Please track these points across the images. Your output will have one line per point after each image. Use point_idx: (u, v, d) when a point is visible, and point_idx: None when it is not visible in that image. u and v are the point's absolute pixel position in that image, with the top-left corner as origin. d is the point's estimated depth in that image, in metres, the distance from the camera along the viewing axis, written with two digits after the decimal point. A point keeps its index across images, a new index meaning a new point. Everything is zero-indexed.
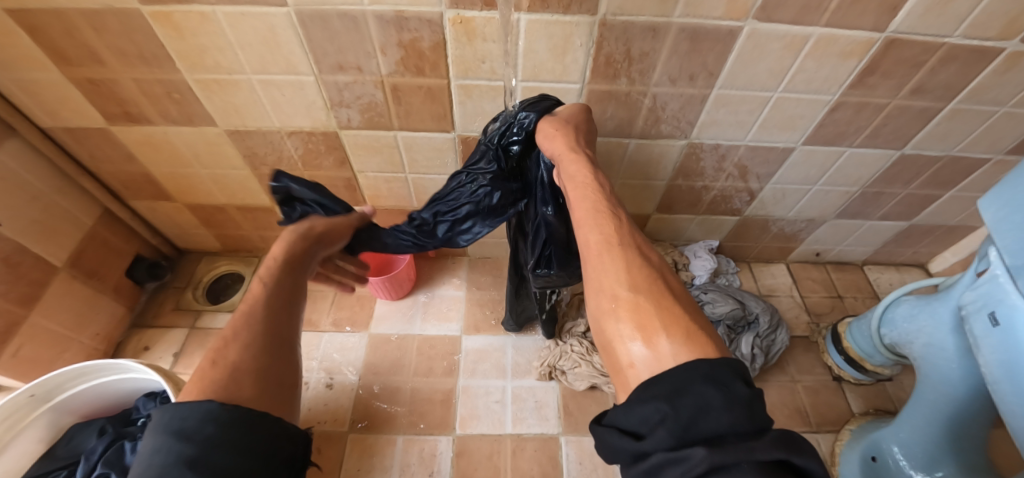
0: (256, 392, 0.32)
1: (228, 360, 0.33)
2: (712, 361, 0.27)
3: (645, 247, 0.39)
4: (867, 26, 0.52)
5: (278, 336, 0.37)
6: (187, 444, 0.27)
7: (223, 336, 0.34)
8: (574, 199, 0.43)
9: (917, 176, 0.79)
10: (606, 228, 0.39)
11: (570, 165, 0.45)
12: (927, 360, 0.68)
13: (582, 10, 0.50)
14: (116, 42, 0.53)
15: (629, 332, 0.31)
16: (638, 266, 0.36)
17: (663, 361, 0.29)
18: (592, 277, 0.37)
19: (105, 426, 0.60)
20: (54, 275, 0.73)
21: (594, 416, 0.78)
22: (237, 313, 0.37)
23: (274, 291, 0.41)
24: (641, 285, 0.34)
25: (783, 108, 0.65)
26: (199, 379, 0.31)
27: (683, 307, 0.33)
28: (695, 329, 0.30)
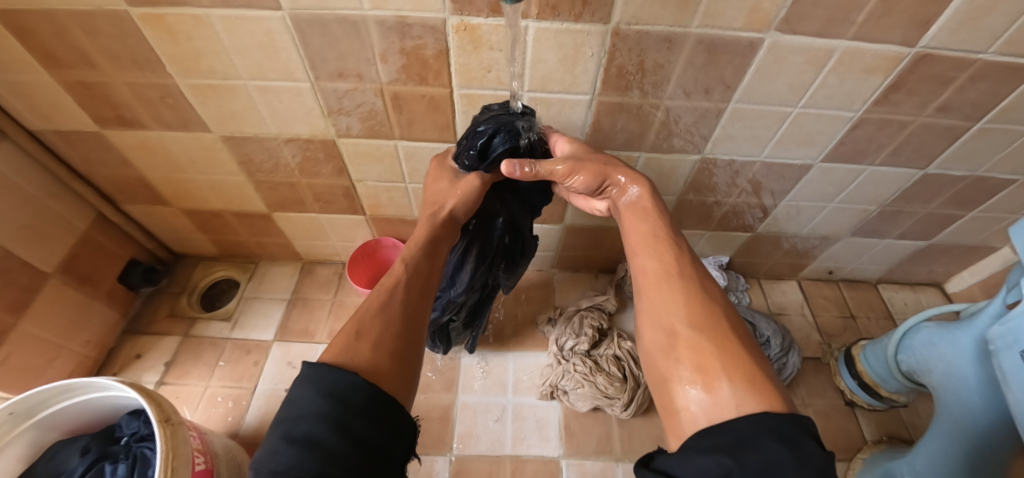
0: (390, 371, 0.34)
1: (369, 337, 0.37)
2: (775, 413, 0.27)
3: (706, 283, 0.41)
4: (895, 40, 0.49)
5: (404, 320, 0.40)
6: (336, 405, 0.28)
7: (360, 317, 0.39)
8: (631, 223, 0.48)
9: (937, 195, 0.75)
10: (666, 259, 0.43)
11: (628, 186, 0.50)
12: (948, 390, 0.64)
13: (594, 18, 0.47)
14: (107, 45, 0.51)
15: (687, 371, 0.34)
16: (698, 303, 0.38)
17: (723, 406, 0.30)
18: (650, 309, 0.40)
19: (88, 444, 0.59)
20: (45, 282, 0.71)
21: (596, 438, 0.75)
22: (380, 292, 0.43)
23: (411, 275, 0.46)
24: (702, 325, 0.36)
25: (802, 124, 0.62)
26: (343, 347, 0.35)
27: (746, 353, 0.34)
28: (758, 376, 0.31)
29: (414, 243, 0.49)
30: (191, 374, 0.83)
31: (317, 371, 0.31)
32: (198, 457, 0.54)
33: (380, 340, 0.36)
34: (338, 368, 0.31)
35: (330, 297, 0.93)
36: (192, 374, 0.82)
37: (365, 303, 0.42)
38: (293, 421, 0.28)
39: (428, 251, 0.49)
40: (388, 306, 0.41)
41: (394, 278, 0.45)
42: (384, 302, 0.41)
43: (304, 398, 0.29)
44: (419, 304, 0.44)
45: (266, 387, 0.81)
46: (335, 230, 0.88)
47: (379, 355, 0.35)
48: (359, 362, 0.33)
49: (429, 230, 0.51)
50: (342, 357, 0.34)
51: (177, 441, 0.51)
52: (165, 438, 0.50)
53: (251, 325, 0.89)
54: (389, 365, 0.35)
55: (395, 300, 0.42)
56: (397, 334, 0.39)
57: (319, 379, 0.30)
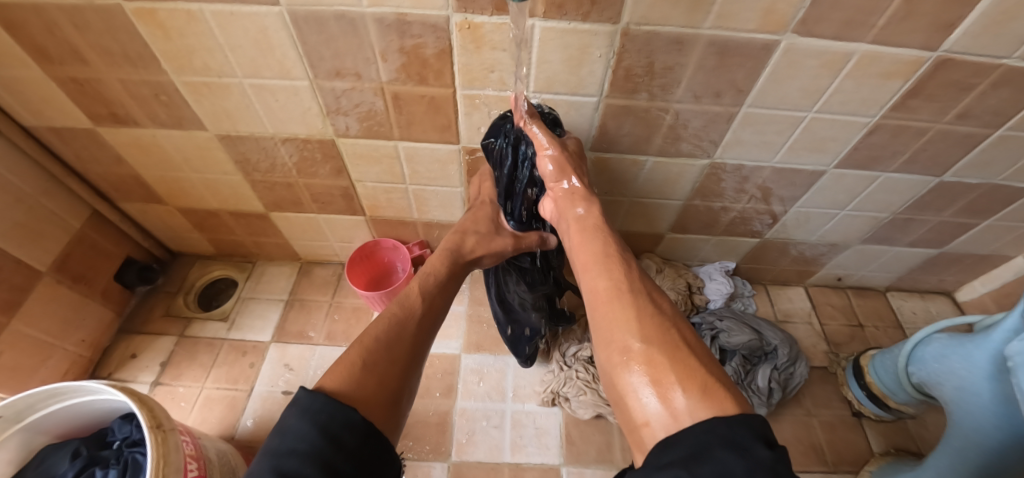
0: (386, 407, 0.37)
1: (375, 367, 0.40)
2: (726, 419, 0.28)
3: (653, 293, 0.44)
4: (916, 43, 0.47)
5: (409, 358, 0.44)
6: (327, 439, 0.30)
7: (368, 343, 0.42)
8: (581, 241, 0.51)
9: (951, 204, 0.73)
10: (614, 275, 0.45)
11: (575, 209, 0.54)
12: (961, 406, 0.62)
13: (602, 18, 0.45)
14: (99, 41, 0.49)
15: (641, 386, 0.35)
16: (649, 315, 0.40)
17: (680, 416, 0.31)
18: (604, 327, 0.42)
19: (79, 448, 0.58)
20: (38, 280, 0.70)
21: (597, 447, 0.74)
22: (392, 322, 0.46)
23: (423, 311, 0.50)
24: (653, 337, 0.38)
25: (815, 129, 0.60)
26: (352, 371, 0.38)
27: (697, 359, 0.36)
28: (710, 381, 0.33)
29: (432, 277, 0.55)
30: (186, 375, 0.81)
31: (317, 400, 0.33)
32: (191, 463, 0.53)
33: (384, 374, 0.39)
34: (337, 401, 0.33)
35: (328, 298, 0.92)
36: (187, 375, 0.81)
37: (375, 329, 0.45)
38: (283, 456, 0.30)
39: (441, 288, 0.55)
40: (399, 340, 0.44)
41: (409, 309, 0.49)
42: (396, 334, 0.45)
43: (297, 430, 0.31)
44: (425, 340, 0.48)
45: (263, 390, 0.79)
46: (332, 231, 0.86)
47: (382, 388, 0.38)
48: (362, 393, 0.36)
49: (446, 264, 0.57)
50: (342, 384, 0.36)
51: (168, 448, 0.50)
52: (156, 445, 0.49)
53: (247, 325, 0.88)
54: (386, 401, 0.37)
55: (406, 334, 0.45)
56: (402, 369, 0.42)
57: (315, 411, 0.32)
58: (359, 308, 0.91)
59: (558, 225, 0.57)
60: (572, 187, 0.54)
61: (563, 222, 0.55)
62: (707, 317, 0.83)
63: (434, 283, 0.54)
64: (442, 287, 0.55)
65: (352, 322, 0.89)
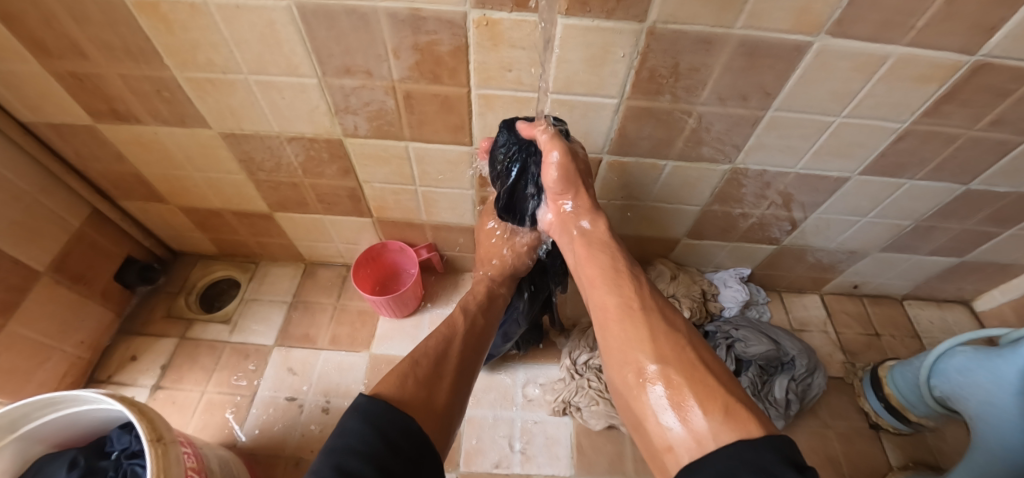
0: (433, 415, 0.40)
1: (420, 378, 0.43)
2: (750, 443, 0.27)
3: (665, 310, 0.44)
4: (955, 47, 0.44)
5: (453, 377, 0.46)
6: (382, 437, 0.34)
7: (412, 359, 0.46)
8: (585, 255, 0.51)
9: (977, 212, 0.71)
10: (625, 293, 0.45)
11: (577, 222, 0.53)
12: (985, 421, 0.60)
13: (627, 16, 0.42)
14: (98, 34, 0.47)
15: (662, 410, 0.35)
16: (663, 334, 0.40)
17: (703, 440, 0.31)
18: (617, 347, 0.42)
19: (76, 458, 0.56)
20: (36, 280, 0.68)
21: (609, 459, 0.72)
22: (438, 341, 0.50)
23: (466, 332, 0.53)
24: (669, 357, 0.38)
25: (843, 134, 0.58)
26: (399, 381, 0.41)
27: (716, 378, 0.35)
28: (732, 402, 0.32)
29: (474, 301, 0.59)
30: (187, 378, 0.80)
31: (377, 406, 0.36)
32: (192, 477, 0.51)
33: (433, 388, 0.43)
34: (394, 409, 0.37)
35: (332, 300, 0.90)
36: (189, 378, 0.80)
37: (422, 346, 0.49)
38: (345, 453, 0.32)
39: (482, 309, 0.58)
40: (445, 358, 0.48)
41: (452, 329, 0.53)
42: (441, 352, 0.48)
43: (353, 429, 0.34)
44: (468, 360, 0.51)
45: (266, 395, 0.78)
46: (337, 232, 0.84)
47: (429, 400, 0.41)
48: (411, 401, 0.39)
49: (488, 286, 0.62)
50: (395, 392, 0.40)
51: (168, 461, 0.48)
52: (156, 459, 0.47)
53: (250, 328, 0.86)
54: (433, 410, 0.40)
55: (450, 354, 0.49)
56: (448, 385, 0.45)
57: (374, 415, 0.35)
58: (365, 311, 0.89)
59: (559, 237, 0.56)
60: (573, 208, 0.53)
61: (564, 239, 0.55)
62: (722, 326, 0.83)
63: (474, 304, 0.59)
64: (483, 309, 0.59)
65: (357, 326, 0.87)
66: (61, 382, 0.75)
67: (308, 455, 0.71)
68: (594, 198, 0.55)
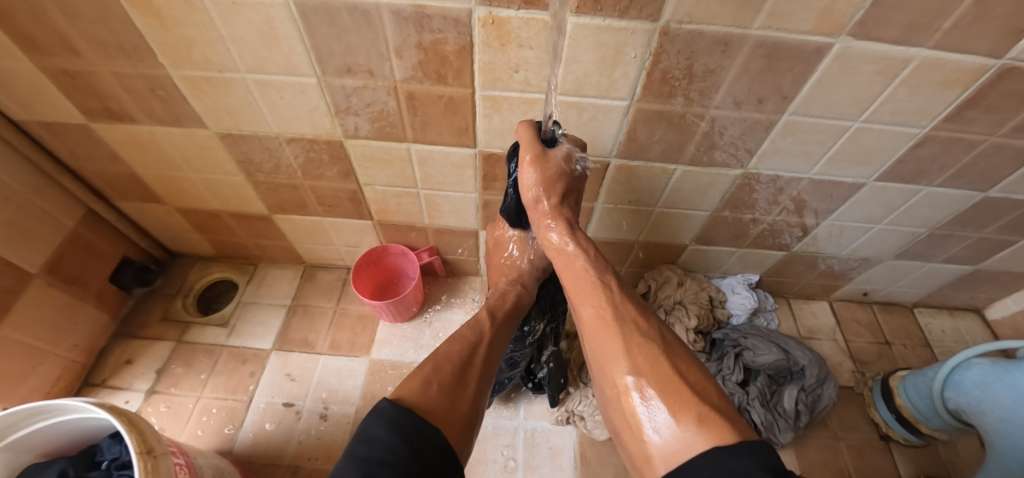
0: (458, 429, 0.38)
1: (444, 384, 0.40)
2: (725, 450, 0.27)
3: (641, 316, 0.41)
4: (982, 51, 0.42)
5: (477, 385, 0.44)
6: (409, 451, 0.31)
7: (435, 361, 0.43)
8: (564, 267, 0.49)
9: (994, 220, 0.69)
10: (599, 302, 0.43)
11: (547, 232, 0.51)
12: (1003, 437, 0.58)
13: (641, 15, 0.40)
14: (90, 30, 0.45)
15: (638, 420, 0.33)
16: (637, 342, 0.38)
17: (679, 451, 0.30)
18: (596, 358, 0.40)
19: (66, 469, 0.54)
20: (29, 283, 0.66)
21: (614, 470, 0.70)
22: (464, 343, 0.47)
23: (492, 334, 0.51)
24: (643, 366, 0.36)
25: (861, 140, 0.56)
26: (420, 386, 0.39)
27: (692, 389, 0.33)
28: (707, 413, 0.30)
29: (506, 305, 0.56)
30: (183, 383, 0.78)
31: (401, 415, 0.34)
32: None
33: (456, 397, 0.40)
34: (421, 422, 0.34)
35: (332, 304, 0.88)
36: (185, 383, 0.78)
37: (449, 347, 0.46)
38: (371, 463, 0.30)
39: (510, 316, 0.55)
40: (470, 364, 0.45)
41: (478, 331, 0.50)
42: (465, 358, 0.45)
43: (380, 437, 0.32)
44: (490, 366, 0.48)
45: (264, 401, 0.76)
46: (338, 234, 0.82)
47: (454, 411, 0.39)
48: (437, 412, 0.37)
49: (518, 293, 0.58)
50: (417, 398, 0.37)
51: (159, 474, 0.46)
52: (146, 472, 0.45)
53: (248, 332, 0.84)
54: (458, 423, 0.38)
55: (476, 360, 0.46)
56: (471, 393, 0.42)
57: (402, 426, 0.33)
58: (365, 315, 0.87)
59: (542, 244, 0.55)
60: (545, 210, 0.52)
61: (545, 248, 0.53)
62: (731, 333, 0.81)
63: (504, 309, 0.55)
64: (512, 315, 0.56)
65: (357, 330, 0.85)
66: (54, 386, 0.74)
67: (307, 463, 0.70)
68: (566, 204, 0.53)
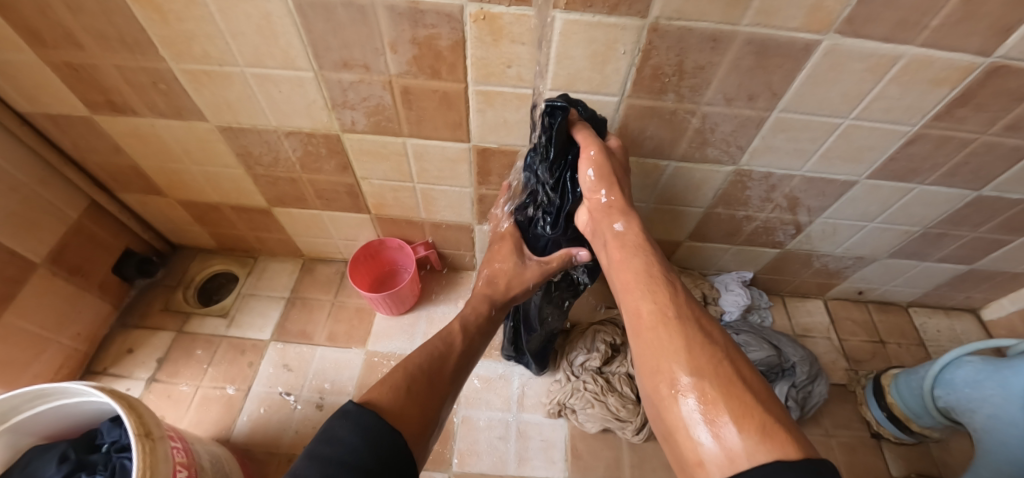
0: (422, 427, 0.39)
1: (412, 388, 0.42)
2: (786, 464, 0.24)
3: (702, 320, 0.39)
4: (971, 49, 0.42)
5: (444, 393, 0.45)
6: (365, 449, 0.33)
7: (404, 366, 0.45)
8: (619, 258, 0.47)
9: (988, 220, 0.69)
10: (659, 298, 0.40)
11: (611, 222, 0.50)
12: (994, 436, 0.58)
13: (630, 12, 0.41)
14: (94, 25, 0.46)
15: (694, 423, 0.31)
16: (698, 344, 0.35)
17: (736, 458, 0.27)
18: (646, 353, 0.37)
19: (66, 452, 0.56)
20: (32, 272, 0.68)
21: (605, 463, 0.71)
22: (435, 349, 0.49)
23: (465, 344, 0.52)
24: (705, 369, 0.33)
25: (852, 137, 0.56)
26: (387, 387, 0.41)
27: (757, 397, 0.31)
28: (772, 422, 0.28)
29: (476, 316, 0.57)
30: (183, 373, 0.79)
31: (364, 416, 0.35)
32: (181, 472, 0.51)
33: (423, 403, 0.41)
34: (382, 420, 0.36)
35: (330, 297, 0.89)
36: (185, 373, 0.79)
37: (418, 354, 0.48)
38: (330, 463, 0.31)
39: (485, 324, 0.57)
40: (441, 370, 0.47)
41: (450, 338, 0.52)
42: (435, 366, 0.47)
43: (336, 439, 0.33)
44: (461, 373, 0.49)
45: (260, 391, 0.77)
46: (337, 228, 0.83)
47: (421, 414, 0.40)
48: (404, 413, 0.39)
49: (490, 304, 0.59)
50: (385, 401, 0.39)
51: (155, 458, 0.48)
52: (144, 455, 0.46)
53: (247, 323, 0.85)
54: (422, 424, 0.39)
55: (445, 369, 0.47)
56: (440, 397, 0.44)
57: (363, 426, 0.35)
58: (362, 308, 0.88)
59: (596, 234, 0.53)
60: (607, 203, 0.50)
61: (599, 233, 0.52)
62: None
63: (477, 319, 0.57)
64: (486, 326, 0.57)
65: (354, 323, 0.86)
66: (57, 373, 0.75)
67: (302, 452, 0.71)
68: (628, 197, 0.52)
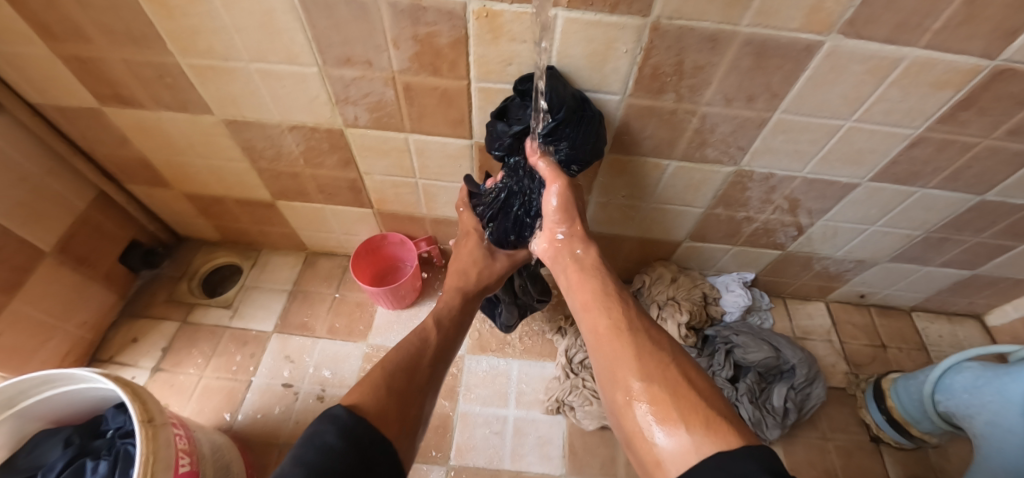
0: (401, 418, 0.38)
1: (388, 380, 0.42)
2: (731, 454, 0.26)
3: (655, 331, 0.41)
4: (973, 51, 0.42)
5: (424, 388, 0.44)
6: (341, 439, 0.32)
7: (381, 363, 0.45)
8: (579, 282, 0.50)
9: (991, 225, 0.68)
10: (614, 315, 0.43)
11: (574, 249, 0.54)
12: (995, 443, 0.58)
13: (631, 11, 0.41)
14: (102, 19, 0.47)
15: (648, 425, 0.32)
16: (649, 351, 0.38)
17: (686, 454, 0.28)
18: (603, 366, 0.39)
19: (71, 437, 0.59)
20: (40, 261, 0.69)
21: (600, 460, 0.72)
22: (409, 342, 0.50)
23: (442, 333, 0.53)
24: (654, 373, 0.35)
25: (853, 139, 0.56)
26: (366, 384, 0.40)
27: (701, 394, 0.33)
28: (714, 416, 0.30)
29: (447, 309, 0.58)
30: (186, 362, 0.81)
31: (354, 424, 0.34)
32: (182, 459, 0.52)
33: (403, 403, 0.40)
34: (359, 416, 0.35)
35: (331, 291, 0.90)
36: (187, 363, 0.81)
37: (392, 352, 0.47)
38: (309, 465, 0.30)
39: (457, 316, 0.58)
40: (417, 365, 0.46)
41: (421, 332, 0.52)
42: (412, 365, 0.46)
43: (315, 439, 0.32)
44: (438, 364, 0.50)
45: (262, 382, 0.78)
46: (339, 223, 0.84)
47: (398, 409, 0.39)
48: (382, 410, 0.38)
49: (462, 298, 0.60)
50: (364, 401, 0.38)
51: (157, 444, 0.49)
52: (146, 441, 0.47)
53: (249, 315, 0.87)
54: (401, 413, 0.39)
55: (423, 364, 0.47)
56: (416, 387, 0.44)
57: (341, 422, 0.34)
58: (363, 302, 0.89)
59: (553, 266, 0.57)
60: (567, 236, 0.55)
61: (558, 264, 0.55)
62: (722, 331, 0.82)
63: (450, 312, 0.58)
64: (462, 312, 0.59)
65: (355, 316, 0.87)
66: (63, 361, 0.77)
67: None
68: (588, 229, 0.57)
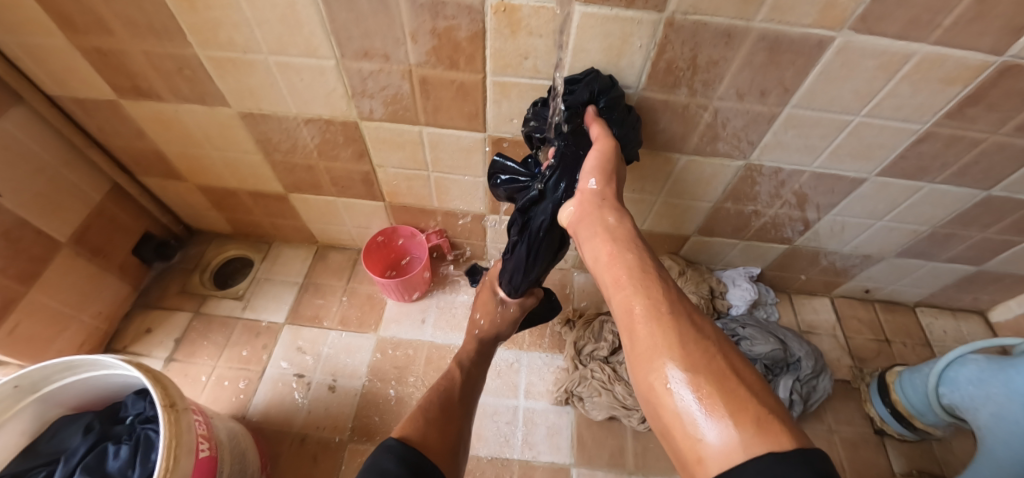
0: (445, 449, 0.43)
1: (427, 416, 0.46)
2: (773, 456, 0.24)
3: (696, 315, 0.37)
4: (983, 47, 0.43)
5: (458, 417, 0.50)
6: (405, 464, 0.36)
7: (418, 403, 0.49)
8: (611, 255, 0.44)
9: (998, 220, 0.69)
10: (651, 295, 0.38)
11: (605, 216, 0.47)
12: (1003, 437, 0.58)
13: (647, 6, 0.42)
14: (125, 11, 0.48)
15: (692, 419, 0.29)
16: (692, 340, 0.34)
17: (733, 453, 0.26)
18: (636, 350, 0.36)
19: (92, 423, 0.60)
20: (57, 252, 0.70)
21: (609, 451, 0.73)
22: (438, 384, 0.56)
23: (465, 377, 0.59)
24: (698, 364, 0.32)
25: (862, 135, 0.57)
26: (410, 420, 0.45)
27: (750, 388, 0.30)
28: (765, 414, 0.28)
29: (465, 354, 0.66)
30: (199, 353, 0.82)
31: (408, 451, 0.38)
32: (202, 444, 0.53)
33: (441, 429, 0.45)
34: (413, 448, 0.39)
35: (342, 283, 0.91)
36: (201, 353, 0.82)
37: (426, 395, 0.52)
38: None
39: (475, 362, 0.65)
40: (448, 402, 0.52)
41: (447, 375, 0.59)
42: (446, 398, 0.52)
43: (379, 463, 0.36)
44: (466, 401, 0.54)
45: (275, 372, 0.79)
46: (350, 216, 0.85)
47: (441, 439, 0.44)
48: (430, 442, 0.42)
49: (477, 345, 0.68)
50: (413, 436, 0.42)
51: (180, 428, 0.50)
52: (169, 425, 0.49)
53: (262, 306, 0.88)
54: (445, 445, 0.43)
55: (454, 399, 0.53)
56: (452, 420, 0.48)
57: (400, 450, 0.38)
58: (374, 295, 0.90)
59: (577, 236, 0.50)
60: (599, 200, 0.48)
61: (582, 235, 0.49)
62: (729, 323, 0.83)
63: (468, 358, 0.65)
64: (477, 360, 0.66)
65: (365, 309, 0.88)
66: (79, 350, 0.78)
67: (314, 432, 0.73)
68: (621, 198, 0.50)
